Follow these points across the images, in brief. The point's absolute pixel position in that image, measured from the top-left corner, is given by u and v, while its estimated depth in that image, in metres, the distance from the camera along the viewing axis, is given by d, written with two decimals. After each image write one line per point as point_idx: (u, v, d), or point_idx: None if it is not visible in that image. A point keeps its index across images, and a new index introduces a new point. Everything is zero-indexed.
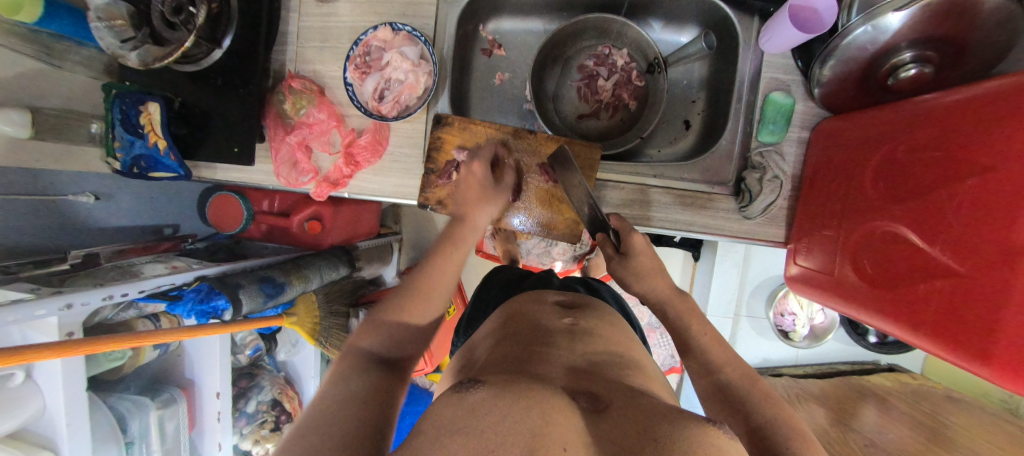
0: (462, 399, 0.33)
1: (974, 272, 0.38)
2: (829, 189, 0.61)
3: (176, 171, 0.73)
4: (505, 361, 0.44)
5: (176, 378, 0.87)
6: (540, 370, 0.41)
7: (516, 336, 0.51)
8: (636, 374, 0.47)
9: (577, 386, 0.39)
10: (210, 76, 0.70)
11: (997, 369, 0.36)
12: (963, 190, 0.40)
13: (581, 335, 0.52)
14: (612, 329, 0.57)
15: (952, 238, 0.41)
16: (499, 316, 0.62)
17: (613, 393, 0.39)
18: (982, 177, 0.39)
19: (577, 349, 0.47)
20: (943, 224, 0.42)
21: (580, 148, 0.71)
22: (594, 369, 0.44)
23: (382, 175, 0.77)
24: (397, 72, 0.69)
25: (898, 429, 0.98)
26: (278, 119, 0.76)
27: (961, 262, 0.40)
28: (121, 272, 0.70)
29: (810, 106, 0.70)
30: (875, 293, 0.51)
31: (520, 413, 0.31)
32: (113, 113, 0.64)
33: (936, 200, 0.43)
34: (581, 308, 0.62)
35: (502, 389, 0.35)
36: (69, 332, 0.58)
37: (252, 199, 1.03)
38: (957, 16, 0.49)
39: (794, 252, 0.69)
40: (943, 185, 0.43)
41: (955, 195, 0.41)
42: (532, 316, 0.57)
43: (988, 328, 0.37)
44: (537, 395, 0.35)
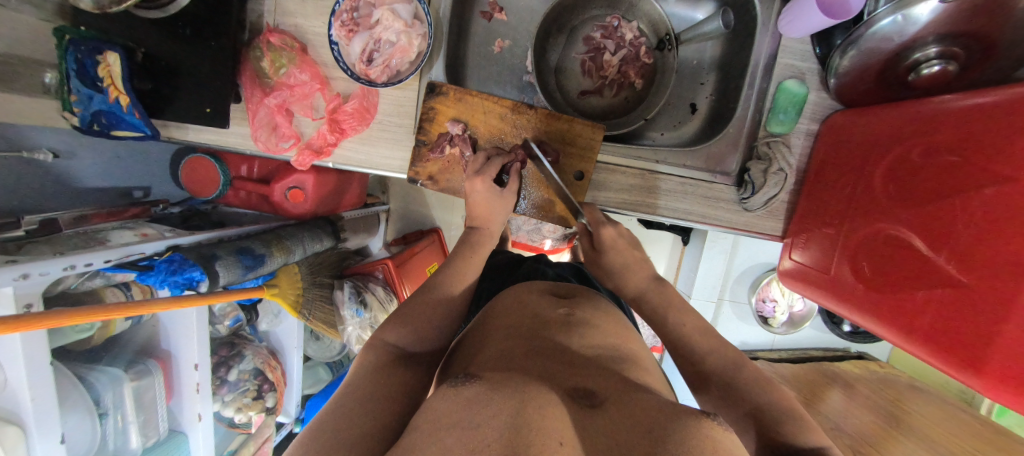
0: (456, 394, 0.31)
1: (979, 285, 0.38)
2: (834, 186, 0.60)
3: (141, 130, 0.66)
4: (497, 356, 0.42)
5: (150, 348, 0.84)
6: (533, 364, 0.40)
7: (508, 328, 0.49)
8: (631, 366, 0.45)
9: (575, 380, 0.37)
10: (176, 25, 0.62)
11: (989, 380, 0.37)
12: (978, 199, 0.39)
13: (575, 325, 0.50)
14: (608, 319, 0.56)
15: (962, 248, 0.40)
16: (493, 304, 0.61)
17: (609, 388, 0.37)
18: (999, 188, 0.37)
19: (571, 340, 0.46)
20: (953, 233, 0.41)
21: (583, 128, 0.67)
22: (591, 360, 0.43)
23: (370, 146, 0.72)
24: (388, 33, 0.63)
25: (862, 412, 1.02)
26: (255, 78, 0.70)
27: (966, 273, 0.39)
28: (85, 240, 0.65)
29: (823, 97, 0.67)
30: (873, 296, 0.52)
31: (517, 408, 0.30)
32: (67, 62, 0.57)
33: (949, 207, 0.42)
34: (577, 299, 0.61)
35: (497, 383, 0.34)
36: (28, 305, 0.54)
37: (229, 163, 0.97)
38: (993, 13, 0.46)
39: (790, 247, 0.69)
40: (956, 193, 0.42)
41: (969, 204, 0.40)
42: (524, 307, 0.56)
43: (986, 340, 0.38)
44: (532, 390, 0.33)
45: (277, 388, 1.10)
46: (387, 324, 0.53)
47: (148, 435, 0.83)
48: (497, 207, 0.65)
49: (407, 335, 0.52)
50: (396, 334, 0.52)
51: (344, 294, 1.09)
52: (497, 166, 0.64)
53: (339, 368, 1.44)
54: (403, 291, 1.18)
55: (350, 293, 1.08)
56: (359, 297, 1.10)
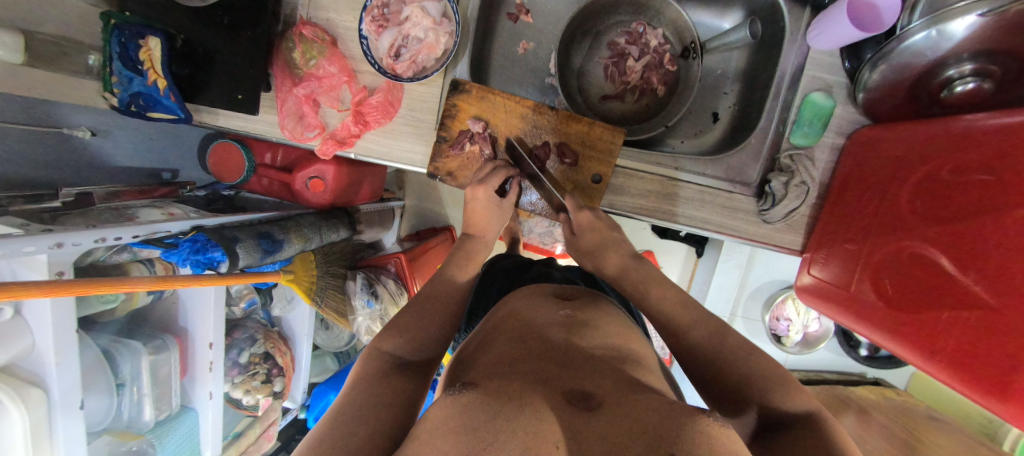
0: (452, 400, 0.32)
1: (1008, 308, 0.37)
2: (858, 202, 0.59)
3: (175, 113, 0.70)
4: (502, 359, 0.43)
5: (166, 325, 0.86)
6: (541, 368, 0.40)
7: (515, 329, 0.50)
8: (637, 368, 0.45)
9: (576, 383, 0.37)
10: (216, 15, 0.66)
11: (1016, 406, 0.36)
12: (1009, 219, 0.38)
13: (583, 327, 0.50)
14: (614, 321, 0.56)
15: (991, 268, 0.39)
16: (498, 310, 0.60)
17: (611, 389, 0.36)
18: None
19: (580, 339, 0.46)
20: (982, 253, 0.40)
21: (602, 131, 0.67)
22: (597, 359, 0.43)
23: (391, 139, 0.73)
24: (416, 29, 0.64)
25: (878, 440, 0.97)
26: (286, 68, 0.72)
27: (995, 295, 0.38)
28: (116, 215, 0.68)
29: (849, 111, 0.66)
30: (894, 316, 0.51)
31: (513, 412, 0.30)
32: (112, 45, 0.61)
33: (979, 227, 0.41)
34: (584, 301, 0.61)
35: (496, 388, 0.34)
36: (59, 272, 0.57)
37: (255, 150, 0.99)
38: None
39: (809, 262, 0.68)
40: (987, 212, 0.41)
41: (999, 222, 0.39)
42: (533, 306, 0.56)
43: (1011, 364, 0.37)
44: (529, 395, 0.33)
45: (285, 374, 1.12)
46: (399, 333, 0.53)
47: (161, 409, 0.86)
48: (495, 217, 0.68)
49: (404, 345, 0.52)
50: (398, 345, 0.51)
51: (357, 285, 1.10)
52: (501, 177, 0.67)
53: (346, 359, 1.46)
54: (413, 287, 1.20)
55: (362, 284, 1.09)
56: (371, 289, 1.11)
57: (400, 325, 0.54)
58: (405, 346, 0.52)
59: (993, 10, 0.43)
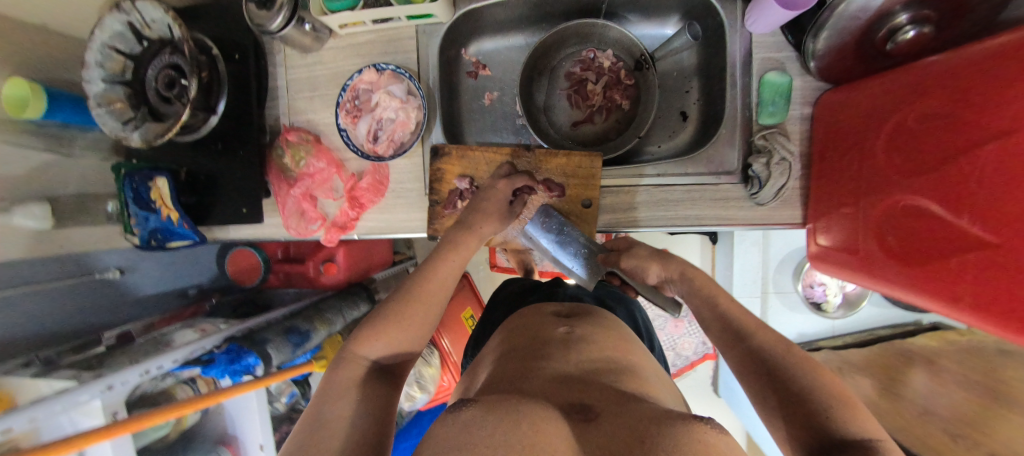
0: (455, 418, 0.34)
1: (1008, 244, 0.36)
2: (843, 165, 0.60)
3: (190, 237, 0.76)
4: (503, 378, 0.45)
5: (217, 436, 0.88)
6: (542, 387, 0.41)
7: (518, 350, 0.52)
8: (631, 380, 0.45)
9: (573, 397, 0.39)
10: (210, 143, 0.74)
11: None
12: (981, 157, 0.39)
13: (578, 344, 0.52)
14: (610, 334, 0.57)
15: (980, 207, 0.39)
16: (504, 330, 0.64)
17: (604, 399, 0.39)
18: (995, 143, 0.37)
19: (573, 359, 0.48)
20: (966, 195, 0.40)
21: (580, 159, 0.69)
22: (587, 376, 0.44)
23: (388, 213, 0.76)
24: (387, 111, 0.70)
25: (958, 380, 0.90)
26: (280, 173, 0.77)
27: (994, 233, 0.38)
28: (154, 345, 0.74)
29: (808, 80, 0.68)
30: (911, 271, 0.50)
31: (509, 426, 0.31)
32: (126, 192, 0.70)
33: (956, 169, 0.42)
34: (582, 317, 0.62)
35: (494, 403, 0.35)
36: (114, 412, 0.61)
37: (268, 249, 1.06)
38: None
39: (817, 233, 0.67)
40: (961, 154, 0.41)
41: (974, 161, 0.40)
42: (532, 330, 0.58)
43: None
44: (525, 407, 0.34)
45: None
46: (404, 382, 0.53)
47: None
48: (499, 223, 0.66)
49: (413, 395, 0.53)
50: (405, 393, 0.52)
51: None
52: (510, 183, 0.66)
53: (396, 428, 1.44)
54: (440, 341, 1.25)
55: None
56: None
57: (381, 330, 0.51)
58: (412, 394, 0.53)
59: None
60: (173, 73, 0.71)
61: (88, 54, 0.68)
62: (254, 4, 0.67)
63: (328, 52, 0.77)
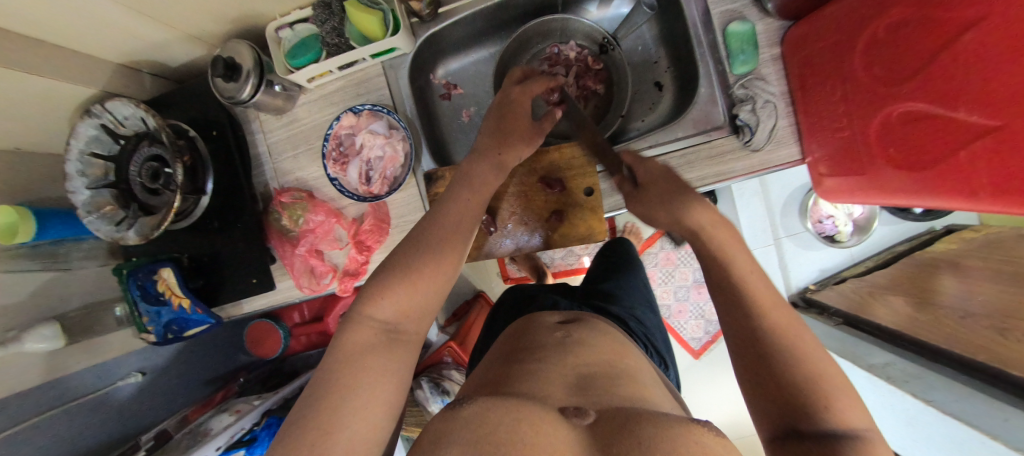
0: (454, 416, 0.32)
1: (1006, 122, 0.36)
2: (827, 92, 0.60)
3: (205, 321, 0.75)
4: (497, 379, 0.43)
5: None
6: (542, 389, 0.39)
7: (511, 356, 0.51)
8: (627, 384, 0.43)
9: (574, 401, 0.37)
10: (205, 223, 0.73)
11: None
12: (966, 45, 0.39)
13: (575, 347, 0.50)
14: (609, 340, 0.56)
15: (973, 94, 0.39)
16: (506, 333, 0.63)
17: (601, 403, 0.36)
18: (978, 27, 0.37)
19: (572, 361, 0.47)
20: (957, 87, 0.40)
21: (572, 150, 0.69)
22: (588, 378, 0.43)
23: (396, 249, 0.76)
24: (374, 150, 0.70)
25: (979, 271, 0.84)
26: (282, 236, 0.77)
27: (991, 116, 0.37)
28: (193, 437, 0.72)
29: (770, 22, 0.69)
30: (918, 177, 0.49)
31: (512, 424, 0.29)
32: (132, 291, 0.70)
33: (942, 65, 0.42)
34: (582, 323, 0.61)
35: (495, 401, 0.33)
36: None
37: (284, 316, 1.05)
38: None
39: (820, 164, 0.67)
40: (944, 48, 0.42)
41: (961, 51, 0.40)
42: (531, 335, 0.57)
43: None
44: (527, 408, 0.32)
45: None
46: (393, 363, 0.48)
47: None
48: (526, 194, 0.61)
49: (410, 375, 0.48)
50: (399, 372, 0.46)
51: (425, 390, 1.09)
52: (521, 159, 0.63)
53: None
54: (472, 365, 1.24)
55: (431, 387, 1.09)
56: (439, 388, 1.11)
57: (379, 292, 0.45)
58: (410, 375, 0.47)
59: None
60: (157, 164, 0.70)
61: (68, 165, 0.68)
62: (219, 78, 0.67)
63: (302, 108, 0.78)
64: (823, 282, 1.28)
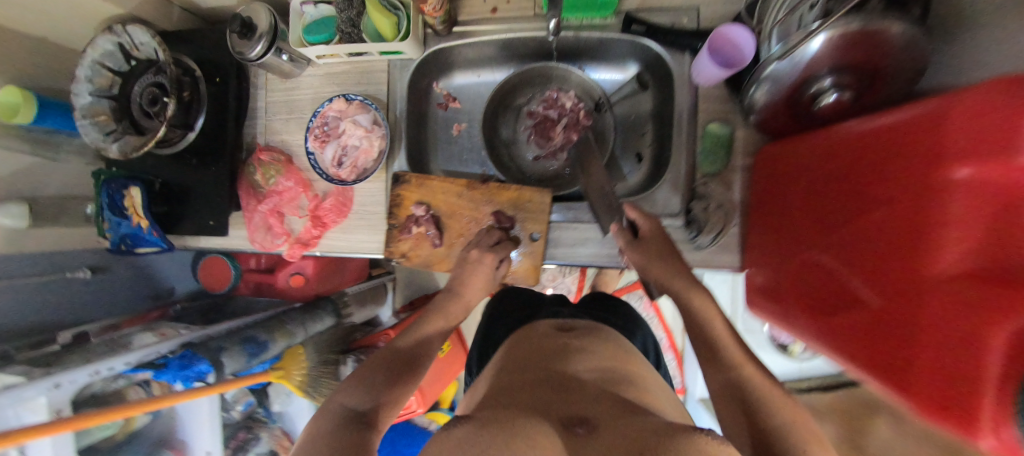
0: (449, 433, 0.41)
1: (904, 304, 0.39)
2: (768, 215, 0.64)
3: (158, 245, 0.79)
4: (501, 391, 0.51)
5: (167, 439, 0.89)
6: (539, 398, 0.48)
7: (525, 360, 0.59)
8: (628, 389, 0.50)
9: (570, 409, 0.45)
10: (187, 157, 0.79)
11: (915, 399, 0.37)
12: (884, 223, 0.43)
13: (575, 355, 0.58)
14: (614, 348, 0.63)
15: (879, 269, 0.43)
16: (506, 345, 0.71)
17: (605, 413, 0.43)
18: (900, 213, 0.41)
19: (575, 368, 0.55)
20: (871, 255, 0.44)
21: (531, 194, 0.72)
22: (587, 385, 0.50)
23: (349, 233, 0.80)
24: (352, 139, 0.75)
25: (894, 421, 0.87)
26: (250, 189, 0.81)
27: (891, 293, 0.41)
28: (111, 346, 0.76)
29: (749, 132, 0.72)
30: (814, 320, 0.53)
31: (502, 439, 0.36)
32: (101, 198, 0.74)
33: (862, 232, 0.46)
34: (580, 331, 0.68)
35: (484, 421, 0.42)
36: (59, 410, 0.62)
37: (241, 259, 1.10)
38: (873, 49, 0.49)
39: (749, 278, 0.70)
40: (865, 218, 0.45)
41: (869, 225, 0.45)
42: (534, 343, 0.65)
43: (909, 359, 0.38)
44: (516, 424, 0.40)
45: None
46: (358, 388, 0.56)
47: None
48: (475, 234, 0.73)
49: (360, 397, 0.55)
50: (353, 397, 0.54)
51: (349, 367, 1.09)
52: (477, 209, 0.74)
53: None
54: None
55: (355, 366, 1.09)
56: None
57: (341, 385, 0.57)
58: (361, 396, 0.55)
59: (831, 27, 0.47)
60: (157, 91, 0.76)
61: (79, 70, 0.73)
62: (235, 33, 0.72)
63: (307, 79, 0.82)
64: None
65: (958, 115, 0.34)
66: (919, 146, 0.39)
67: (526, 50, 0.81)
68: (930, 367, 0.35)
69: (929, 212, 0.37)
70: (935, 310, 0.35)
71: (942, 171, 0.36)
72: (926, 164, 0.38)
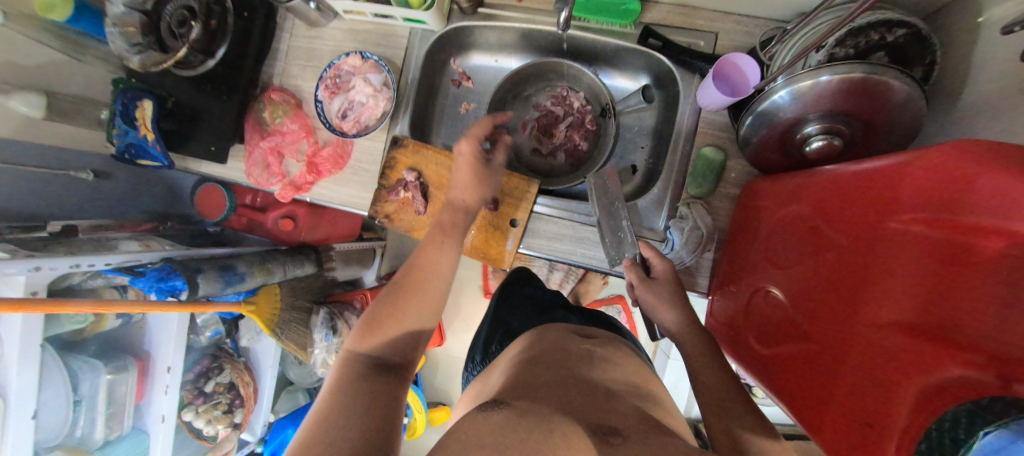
0: (487, 417, 0.38)
1: (836, 339, 0.41)
2: (736, 244, 0.66)
3: (160, 161, 0.83)
4: (526, 381, 0.49)
5: (132, 348, 0.92)
6: (572, 400, 0.46)
7: (548, 356, 0.57)
8: (654, 408, 0.52)
9: (598, 415, 0.44)
10: (202, 82, 0.79)
11: (827, 429, 0.39)
12: (834, 263, 0.45)
13: (604, 360, 0.58)
14: (632, 359, 0.64)
15: (821, 304, 0.45)
16: (526, 338, 0.67)
17: (628, 424, 0.43)
18: (852, 255, 0.43)
19: (602, 375, 0.54)
20: (816, 290, 0.46)
21: (517, 182, 0.75)
22: (615, 393, 0.50)
23: (341, 185, 0.82)
24: (359, 95, 0.77)
25: None
26: (256, 125, 0.85)
27: (826, 327, 0.43)
28: (96, 245, 0.79)
29: (741, 164, 0.73)
30: (754, 349, 0.55)
31: (539, 433, 0.35)
32: (115, 105, 0.78)
33: (812, 269, 0.47)
34: (604, 339, 0.68)
35: (522, 411, 0.39)
36: (34, 291, 0.65)
37: (237, 192, 1.12)
38: (869, 98, 0.52)
39: (710, 304, 0.72)
40: (819, 256, 0.47)
41: (821, 264, 0.46)
42: (557, 339, 0.63)
43: (831, 391, 0.40)
44: (557, 420, 0.39)
45: (246, 405, 1.16)
46: (375, 336, 0.52)
47: (113, 428, 0.90)
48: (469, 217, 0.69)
49: (380, 347, 0.51)
50: (376, 347, 0.51)
51: (319, 318, 1.16)
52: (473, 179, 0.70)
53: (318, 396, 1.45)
54: None
55: (324, 318, 1.15)
56: (331, 323, 1.17)
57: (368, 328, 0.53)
58: (381, 347, 0.51)
59: (838, 74, 0.50)
60: (187, 14, 0.79)
61: None
62: None
63: (331, 31, 0.85)
64: None
65: (925, 171, 0.36)
66: (883, 195, 0.41)
67: (545, 44, 0.83)
68: (848, 399, 0.37)
69: (876, 256, 0.39)
70: (862, 352, 0.37)
71: (901, 226, 0.37)
72: (882, 213, 0.40)
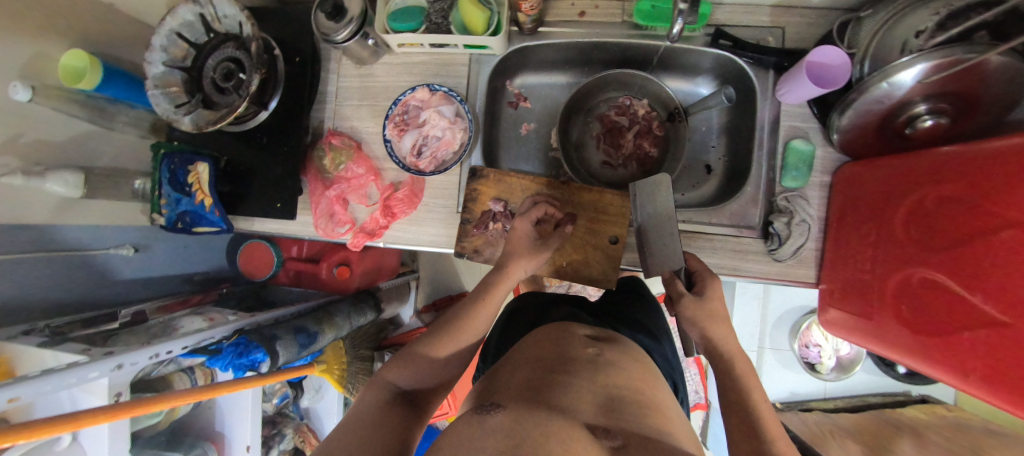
0: (482, 419, 0.39)
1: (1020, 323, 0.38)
2: (861, 232, 0.64)
3: (217, 225, 0.77)
4: (531, 386, 0.47)
5: (202, 432, 0.85)
6: (571, 401, 0.43)
7: (539, 361, 0.53)
8: (655, 414, 0.45)
9: (602, 419, 0.41)
10: (256, 136, 0.76)
11: None
12: (997, 243, 0.41)
13: (607, 366, 0.51)
14: (638, 364, 0.56)
15: (992, 286, 0.41)
16: (522, 344, 0.63)
17: (635, 436, 0.39)
18: (1013, 231, 0.39)
19: (611, 379, 0.48)
20: (982, 272, 0.42)
21: (613, 198, 0.72)
22: (623, 398, 0.45)
23: (417, 225, 0.78)
24: (435, 129, 0.73)
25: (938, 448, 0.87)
26: (318, 174, 0.79)
27: (1006, 311, 0.39)
28: (162, 328, 0.72)
29: (829, 152, 0.73)
30: (921, 340, 0.52)
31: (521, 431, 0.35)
32: (163, 172, 0.71)
33: (972, 251, 0.44)
34: (614, 341, 0.62)
35: (517, 413, 0.39)
36: (117, 393, 0.59)
37: (282, 245, 1.07)
38: (967, 77, 0.49)
39: (829, 295, 0.70)
40: (977, 236, 0.44)
41: (983, 246, 0.43)
42: (558, 343, 0.58)
43: None
44: (551, 424, 0.36)
45: None
46: (406, 365, 0.60)
47: None
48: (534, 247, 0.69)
49: (408, 377, 0.59)
50: (403, 376, 0.59)
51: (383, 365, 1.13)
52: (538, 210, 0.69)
53: None
54: None
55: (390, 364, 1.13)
56: None
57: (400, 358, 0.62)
58: (407, 377, 0.59)
59: (932, 60, 0.48)
60: (233, 66, 0.74)
61: (156, 37, 0.71)
62: (322, 14, 0.69)
63: (381, 67, 0.81)
64: (789, 404, 1.29)
65: None
66: None
67: (607, 56, 0.82)
68: None
69: None
70: None
71: None
72: None
